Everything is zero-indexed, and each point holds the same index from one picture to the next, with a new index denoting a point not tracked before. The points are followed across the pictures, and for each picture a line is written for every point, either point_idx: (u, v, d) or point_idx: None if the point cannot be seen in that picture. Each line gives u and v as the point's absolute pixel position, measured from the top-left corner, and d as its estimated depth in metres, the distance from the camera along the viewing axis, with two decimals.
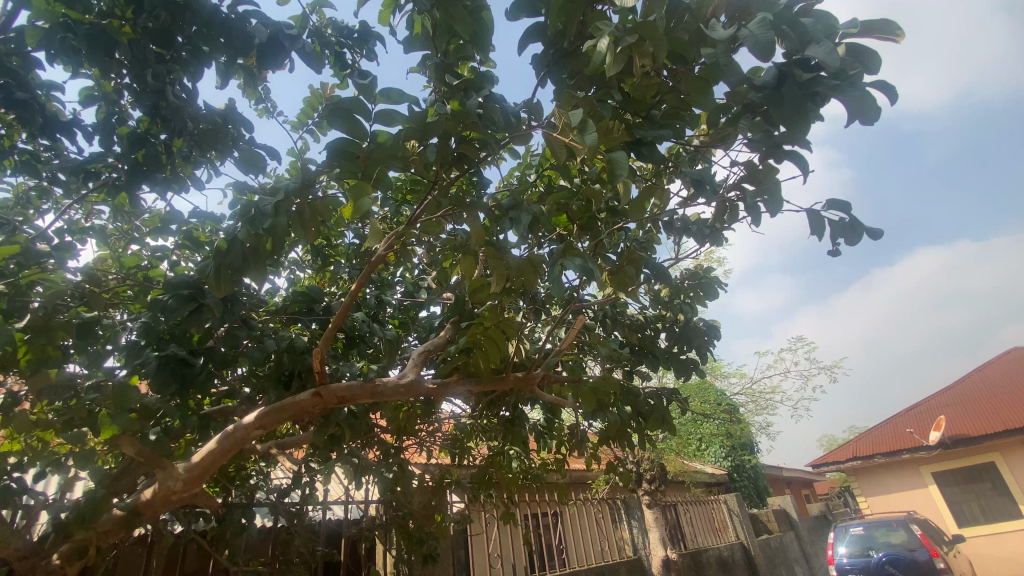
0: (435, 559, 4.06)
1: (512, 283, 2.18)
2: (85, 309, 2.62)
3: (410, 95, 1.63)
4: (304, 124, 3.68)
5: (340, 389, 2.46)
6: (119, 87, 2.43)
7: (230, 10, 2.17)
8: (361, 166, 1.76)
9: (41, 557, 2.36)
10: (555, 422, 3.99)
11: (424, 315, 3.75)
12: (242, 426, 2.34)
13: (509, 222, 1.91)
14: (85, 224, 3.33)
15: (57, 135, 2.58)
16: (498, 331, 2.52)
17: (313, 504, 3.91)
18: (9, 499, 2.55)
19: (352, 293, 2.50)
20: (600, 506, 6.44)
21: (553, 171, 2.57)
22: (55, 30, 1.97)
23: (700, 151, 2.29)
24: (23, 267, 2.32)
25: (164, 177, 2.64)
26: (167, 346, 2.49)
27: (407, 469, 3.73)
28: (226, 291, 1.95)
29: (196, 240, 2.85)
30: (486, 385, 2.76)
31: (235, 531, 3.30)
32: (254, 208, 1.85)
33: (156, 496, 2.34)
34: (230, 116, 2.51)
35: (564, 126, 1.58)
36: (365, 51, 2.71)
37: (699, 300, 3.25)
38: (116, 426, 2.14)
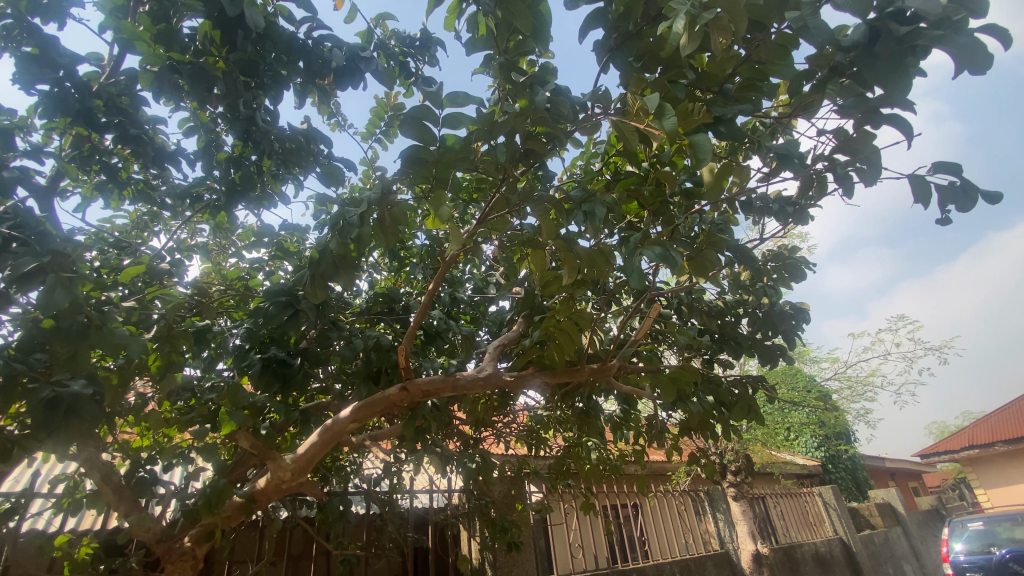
0: (519, 547, 4.11)
1: (585, 274, 2.16)
2: (197, 318, 2.92)
3: (476, 96, 1.66)
4: (372, 134, 3.87)
5: (425, 383, 2.57)
6: (214, 116, 2.67)
7: (306, 35, 2.33)
8: (434, 170, 1.83)
9: (174, 540, 2.71)
10: (631, 413, 3.92)
11: (495, 309, 3.82)
12: (340, 420, 2.52)
13: (581, 213, 1.89)
14: (191, 242, 3.70)
15: (165, 164, 2.89)
16: (572, 323, 2.52)
17: (402, 493, 4.13)
18: (148, 488, 2.91)
19: (429, 292, 2.61)
20: (682, 498, 6.29)
21: (620, 157, 2.51)
22: (164, 73, 2.20)
23: (779, 123, 2.14)
24: (148, 284, 2.64)
25: (256, 195, 2.88)
26: (268, 349, 2.73)
27: (488, 459, 3.84)
28: (320, 296, 2.10)
29: (286, 251, 3.09)
30: (562, 376, 2.72)
31: (337, 516, 3.58)
32: (341, 219, 1.98)
33: (270, 484, 2.59)
34: (307, 132, 2.67)
35: (638, 111, 1.54)
36: (427, 57, 2.79)
37: (784, 282, 3.06)
38: (233, 423, 2.38)
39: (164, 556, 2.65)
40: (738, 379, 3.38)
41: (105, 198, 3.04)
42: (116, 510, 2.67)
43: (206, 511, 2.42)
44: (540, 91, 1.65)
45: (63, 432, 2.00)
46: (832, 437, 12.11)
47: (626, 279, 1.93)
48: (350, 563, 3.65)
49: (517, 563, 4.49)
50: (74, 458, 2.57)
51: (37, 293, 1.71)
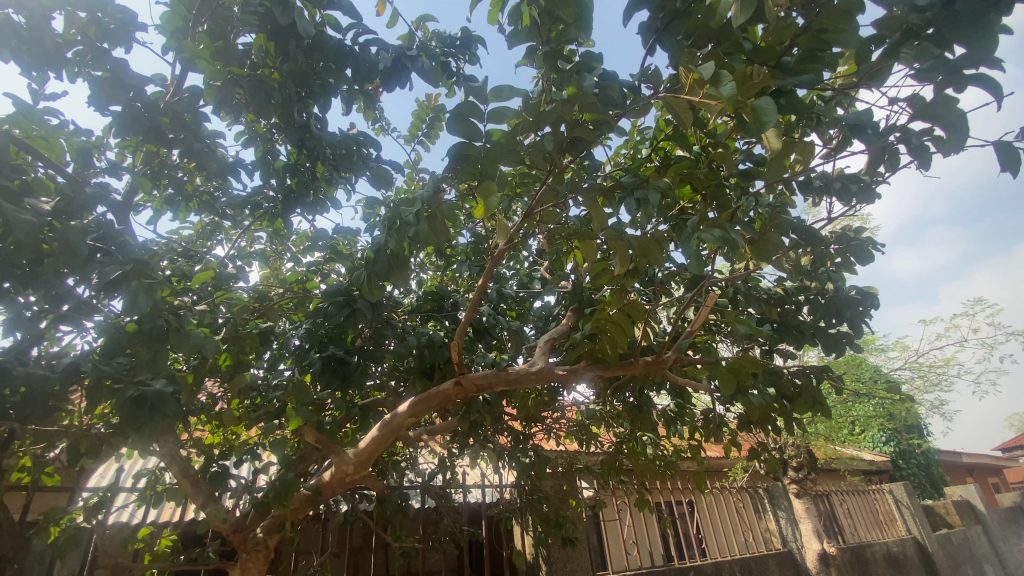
0: (574, 543, 4.09)
1: (637, 264, 2.10)
2: (260, 321, 3.07)
3: (521, 89, 1.65)
4: (415, 137, 3.94)
5: (478, 377, 2.59)
6: (270, 127, 2.80)
7: (353, 42, 2.40)
8: (481, 164, 1.83)
9: (248, 531, 2.86)
10: (686, 407, 3.81)
11: (541, 304, 3.80)
12: (398, 414, 2.59)
13: (632, 201, 1.84)
14: (250, 249, 3.88)
15: (226, 176, 3.05)
16: (625, 315, 2.45)
17: (456, 487, 4.19)
18: (221, 482, 3.08)
19: (479, 288, 2.64)
20: (740, 495, 6.08)
21: (668, 143, 2.44)
22: (225, 85, 2.28)
23: (840, 96, 2.02)
24: (215, 289, 2.80)
25: (310, 201, 3.00)
26: (327, 348, 2.84)
27: (540, 454, 3.83)
28: (376, 295, 2.17)
29: (339, 253, 3.20)
30: (616, 369, 2.67)
31: (395, 509, 3.69)
32: (393, 217, 2.02)
33: (334, 477, 2.69)
34: (354, 136, 2.72)
35: (690, 85, 1.49)
36: (468, 56, 2.80)
37: (849, 265, 2.89)
38: (300, 419, 2.49)
39: (239, 545, 2.80)
40: (801, 369, 3.22)
41: (173, 211, 3.24)
42: (194, 502, 2.83)
43: (276, 502, 2.54)
44: (589, 77, 1.63)
45: (148, 427, 2.14)
46: (902, 432, 11.38)
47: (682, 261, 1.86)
48: (410, 555, 3.75)
49: (572, 559, 4.46)
50: (156, 452, 2.75)
51: (123, 298, 1.83)
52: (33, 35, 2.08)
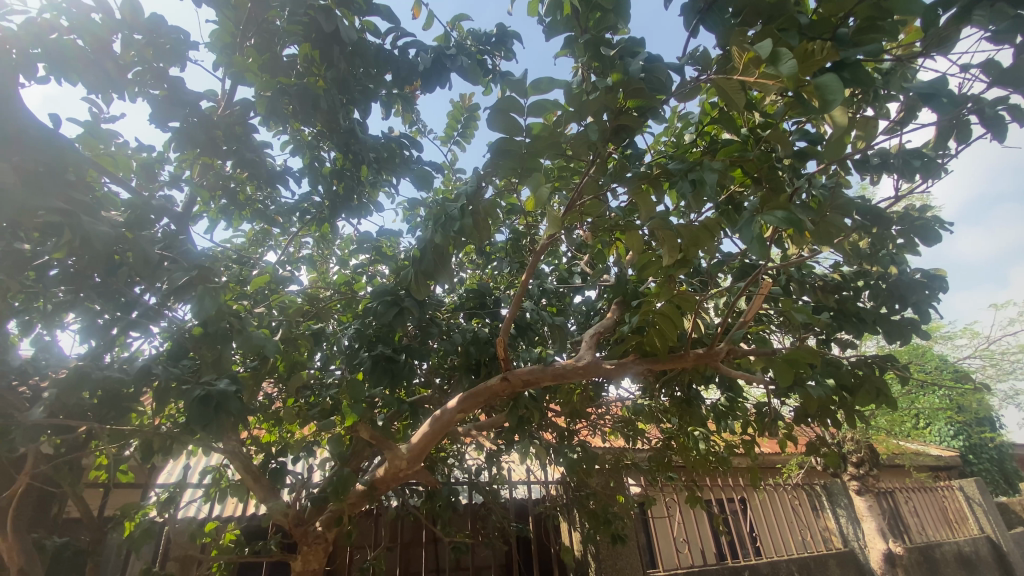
0: (623, 540, 4.04)
1: (686, 253, 2.03)
2: (312, 322, 3.17)
3: (561, 80, 1.62)
4: (450, 137, 3.97)
5: (524, 372, 2.59)
6: (315, 135, 2.88)
7: (392, 45, 2.44)
8: (522, 159, 1.83)
9: (308, 524, 2.97)
10: (738, 400, 3.69)
11: (583, 299, 3.76)
12: (447, 410, 2.62)
13: (686, 185, 1.78)
14: (299, 254, 4.02)
15: (276, 184, 3.17)
16: (675, 307, 2.35)
17: (503, 483, 4.22)
18: (280, 478, 3.21)
19: (522, 284, 2.61)
20: (795, 492, 5.87)
21: (714, 128, 2.36)
22: (275, 95, 2.37)
23: (902, 67, 1.90)
24: (270, 292, 2.91)
25: (355, 205, 3.09)
26: (376, 346, 2.92)
27: (588, 449, 3.79)
28: (424, 293, 2.20)
29: (383, 254, 3.27)
30: (665, 362, 2.60)
31: (445, 504, 3.75)
32: (439, 215, 2.05)
33: (388, 472, 2.76)
34: (398, 138, 2.83)
35: (746, 65, 1.43)
36: (504, 52, 2.79)
37: (913, 247, 2.71)
38: (354, 415, 2.58)
39: (301, 538, 2.92)
40: (861, 359, 3.05)
41: (228, 220, 3.39)
42: (256, 496, 2.96)
43: (334, 496, 2.63)
44: (634, 62, 1.60)
45: (215, 425, 2.25)
46: (972, 425, 10.65)
47: (741, 246, 1.78)
48: (460, 550, 3.81)
49: (621, 555, 4.41)
50: (221, 449, 2.89)
51: (190, 303, 1.92)
52: (99, 59, 2.21)
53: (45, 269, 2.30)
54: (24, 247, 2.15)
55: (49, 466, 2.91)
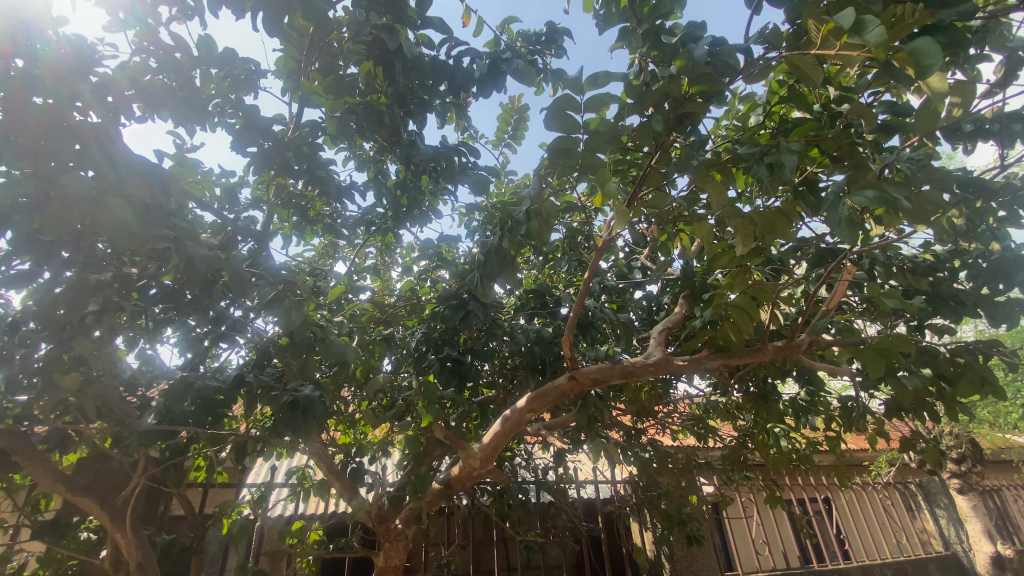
0: (700, 541, 3.92)
1: (762, 241, 1.94)
2: (381, 329, 3.31)
3: (617, 73, 1.60)
4: (501, 141, 4.01)
5: (593, 371, 2.56)
6: (378, 150, 3.00)
7: (447, 55, 2.50)
8: (581, 157, 1.82)
9: (390, 521, 3.10)
10: (819, 394, 3.47)
11: (644, 294, 3.66)
12: (517, 410, 2.65)
13: (763, 169, 1.69)
14: (364, 264, 4.20)
15: (343, 199, 3.33)
16: (750, 298, 2.24)
17: (571, 483, 4.20)
18: (360, 478, 3.36)
19: (585, 283, 2.46)
20: (886, 492, 5.48)
21: (782, 107, 2.24)
22: (345, 115, 2.49)
23: (1003, 21, 1.72)
24: (342, 301, 3.06)
25: (418, 214, 3.26)
26: (443, 349, 3.05)
27: (659, 448, 3.70)
28: (488, 295, 2.27)
29: (445, 260, 3.36)
30: (742, 357, 2.48)
31: (516, 503, 3.79)
32: (504, 218, 2.08)
33: (463, 472, 2.83)
34: (450, 148, 2.87)
35: (825, 38, 1.35)
36: (554, 50, 2.76)
37: (1018, 220, 2.45)
38: (430, 415, 2.69)
39: (384, 535, 3.05)
40: (962, 345, 2.76)
41: (301, 236, 3.59)
42: (341, 496, 3.12)
43: (413, 495, 2.74)
44: (698, 47, 1.55)
45: (304, 428, 2.39)
46: None
47: (829, 230, 1.67)
48: (532, 548, 3.84)
49: (697, 556, 4.31)
50: (307, 451, 3.07)
51: (278, 315, 2.05)
52: (187, 95, 2.39)
53: (146, 289, 2.52)
54: (131, 271, 2.38)
55: (159, 469, 3.21)
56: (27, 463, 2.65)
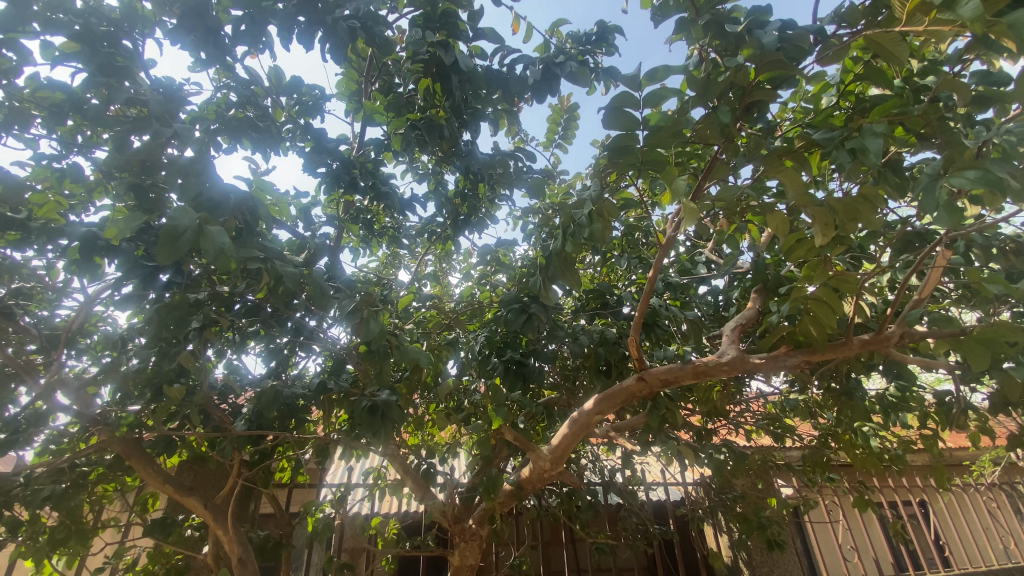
0: (783, 547, 3.73)
1: (845, 229, 1.83)
2: (445, 334, 3.40)
3: (678, 66, 1.57)
4: (552, 142, 4.02)
5: (662, 371, 2.50)
6: (437, 161, 3.09)
7: (500, 64, 2.53)
8: (641, 154, 1.79)
9: (464, 521, 3.18)
10: (911, 390, 3.21)
11: (709, 289, 3.54)
12: (585, 412, 2.64)
13: (845, 155, 1.60)
14: (424, 271, 4.33)
15: (405, 210, 3.45)
16: (832, 290, 2.12)
17: (640, 485, 4.12)
18: (432, 479, 3.48)
19: (650, 282, 2.40)
20: (992, 494, 4.99)
21: (856, 85, 2.10)
22: (410, 133, 2.60)
23: None
24: (408, 308, 3.18)
25: (476, 221, 3.33)
26: (505, 352, 3.10)
27: (734, 449, 3.55)
28: (551, 298, 2.29)
29: (503, 264, 3.41)
30: (825, 353, 2.34)
31: (585, 505, 3.77)
32: (567, 221, 2.09)
33: (534, 474, 2.86)
34: (504, 154, 2.91)
35: (911, 14, 1.27)
36: (605, 48, 2.70)
37: None
38: (499, 418, 2.74)
39: (459, 535, 3.13)
40: None
41: (366, 248, 3.77)
42: (416, 497, 3.23)
43: (486, 496, 2.80)
44: (766, 34, 1.49)
45: (382, 432, 2.51)
46: None
47: (925, 215, 1.56)
48: (604, 551, 3.81)
49: (779, 562, 4.12)
50: (382, 453, 3.22)
51: (358, 326, 2.17)
52: (264, 124, 2.58)
53: (234, 305, 2.73)
54: (223, 290, 2.59)
55: (251, 472, 3.42)
56: (139, 467, 2.96)
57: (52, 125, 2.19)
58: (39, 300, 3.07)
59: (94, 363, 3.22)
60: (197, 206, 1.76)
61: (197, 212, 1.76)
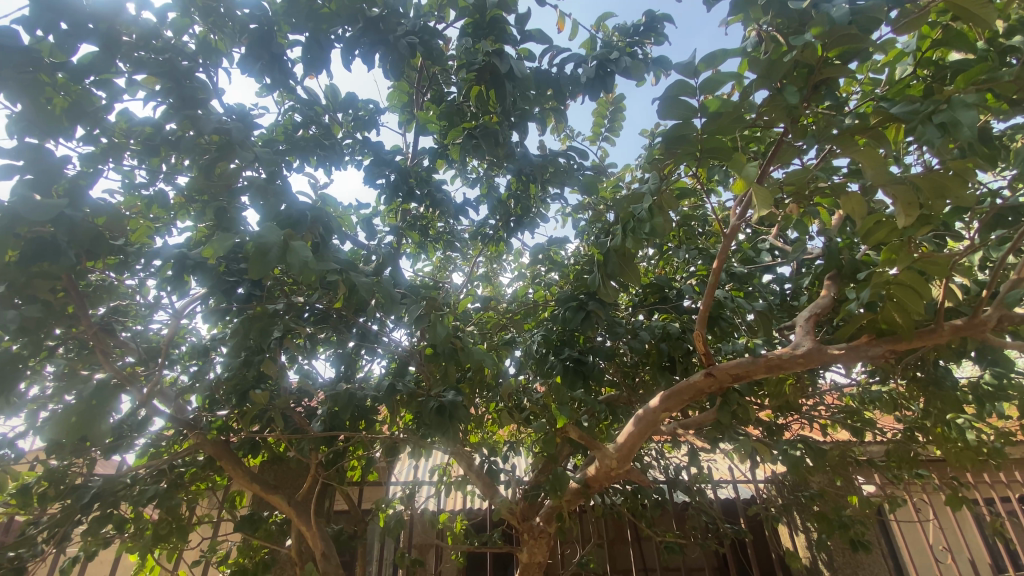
0: (869, 548, 3.51)
1: (933, 208, 1.70)
2: (504, 334, 3.44)
3: (736, 48, 1.52)
4: (599, 135, 3.97)
5: (732, 366, 2.42)
6: (489, 165, 3.14)
7: (548, 63, 2.54)
8: (701, 143, 1.74)
9: (531, 520, 3.21)
10: (1011, 378, 2.95)
11: (775, 278, 3.38)
12: (651, 409, 2.60)
13: (931, 129, 1.50)
14: (478, 272, 4.40)
15: (459, 215, 3.53)
16: (918, 274, 1.97)
17: (708, 483, 4.00)
18: (497, 476, 3.53)
19: (714, 274, 2.33)
20: None
21: (934, 52, 1.95)
22: (464, 139, 2.66)
23: None
24: (466, 311, 3.25)
25: (529, 221, 3.36)
26: (564, 350, 3.10)
27: (810, 445, 3.38)
28: (612, 295, 2.28)
29: (558, 263, 3.42)
30: (912, 342, 2.19)
31: (652, 504, 3.71)
32: (626, 216, 2.06)
33: (600, 472, 2.85)
34: (555, 153, 2.91)
35: None
36: (654, 37, 2.64)
37: None
38: (563, 416, 2.75)
39: (527, 533, 3.17)
40: None
41: (422, 254, 3.87)
42: (483, 495, 3.29)
43: (553, 493, 2.82)
44: (836, 7, 1.42)
45: (451, 431, 2.58)
46: None
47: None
48: (673, 550, 3.74)
49: (864, 564, 3.88)
50: (448, 453, 3.31)
51: (425, 330, 2.24)
52: (325, 141, 2.71)
53: (306, 314, 2.89)
54: (297, 300, 2.75)
55: (327, 471, 3.60)
56: (229, 467, 3.21)
57: (143, 157, 2.39)
58: (135, 316, 3.37)
59: (185, 372, 3.50)
60: (280, 223, 1.90)
61: (279, 229, 1.88)
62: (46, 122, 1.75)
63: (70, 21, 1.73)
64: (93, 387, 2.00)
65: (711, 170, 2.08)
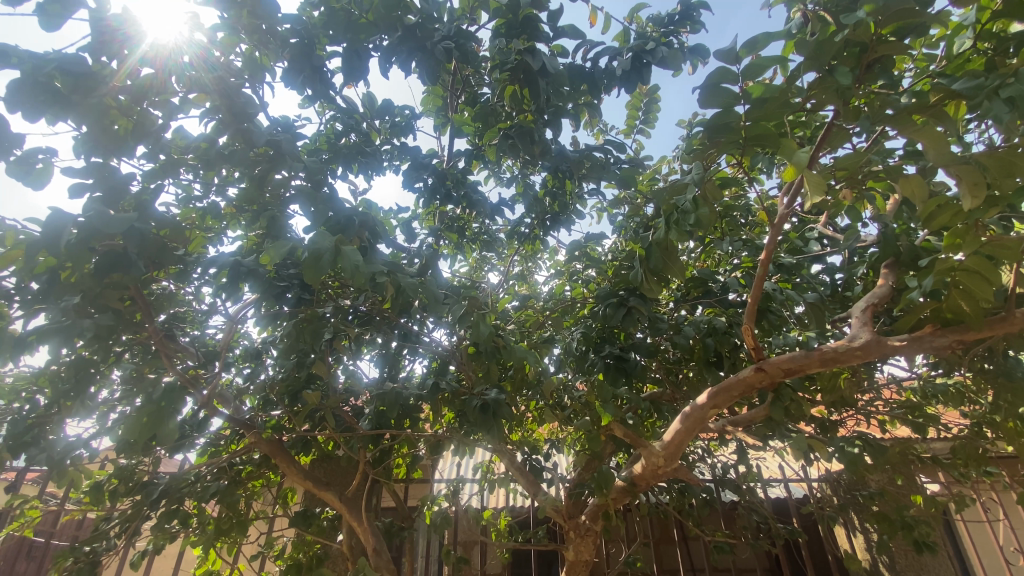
0: (936, 550, 3.33)
1: (1004, 188, 1.59)
2: (543, 332, 3.44)
3: (780, 31, 1.47)
4: (633, 128, 3.91)
5: (784, 360, 2.34)
6: (524, 163, 3.15)
7: (581, 59, 2.52)
8: (745, 130, 1.69)
9: (576, 517, 3.20)
10: None
11: (824, 267, 3.25)
12: (699, 406, 2.55)
13: (1001, 105, 1.40)
14: (514, 270, 4.42)
15: (495, 214, 3.55)
16: (987, 259, 1.86)
17: (758, 481, 3.88)
18: (540, 474, 3.53)
19: (762, 266, 2.26)
20: None
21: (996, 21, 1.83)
22: (500, 139, 2.68)
23: None
24: (506, 310, 3.27)
25: (565, 218, 3.35)
26: (605, 347, 3.07)
27: (869, 442, 3.23)
28: (656, 292, 2.28)
29: (595, 259, 3.39)
30: (981, 331, 2.06)
31: (700, 502, 3.63)
32: (669, 209, 2.02)
33: (646, 470, 2.82)
34: (590, 148, 2.89)
35: None
36: (690, 25, 2.58)
37: None
38: (607, 413, 2.73)
39: (572, 530, 3.16)
40: None
41: (459, 254, 3.92)
42: (527, 492, 3.31)
43: (599, 491, 2.80)
44: None
45: (495, 429, 2.60)
46: None
47: None
48: (723, 550, 3.65)
49: (930, 567, 3.68)
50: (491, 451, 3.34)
51: (468, 330, 2.27)
52: (365, 147, 2.79)
53: (351, 316, 2.98)
54: (343, 303, 2.83)
55: (375, 469, 3.70)
56: (283, 465, 3.34)
57: (197, 170, 2.52)
58: (192, 322, 3.55)
59: (239, 374, 3.66)
60: (329, 229, 1.97)
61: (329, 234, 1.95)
62: (113, 142, 1.87)
63: (131, 47, 1.85)
64: (162, 389, 2.14)
65: (756, 159, 2.02)
